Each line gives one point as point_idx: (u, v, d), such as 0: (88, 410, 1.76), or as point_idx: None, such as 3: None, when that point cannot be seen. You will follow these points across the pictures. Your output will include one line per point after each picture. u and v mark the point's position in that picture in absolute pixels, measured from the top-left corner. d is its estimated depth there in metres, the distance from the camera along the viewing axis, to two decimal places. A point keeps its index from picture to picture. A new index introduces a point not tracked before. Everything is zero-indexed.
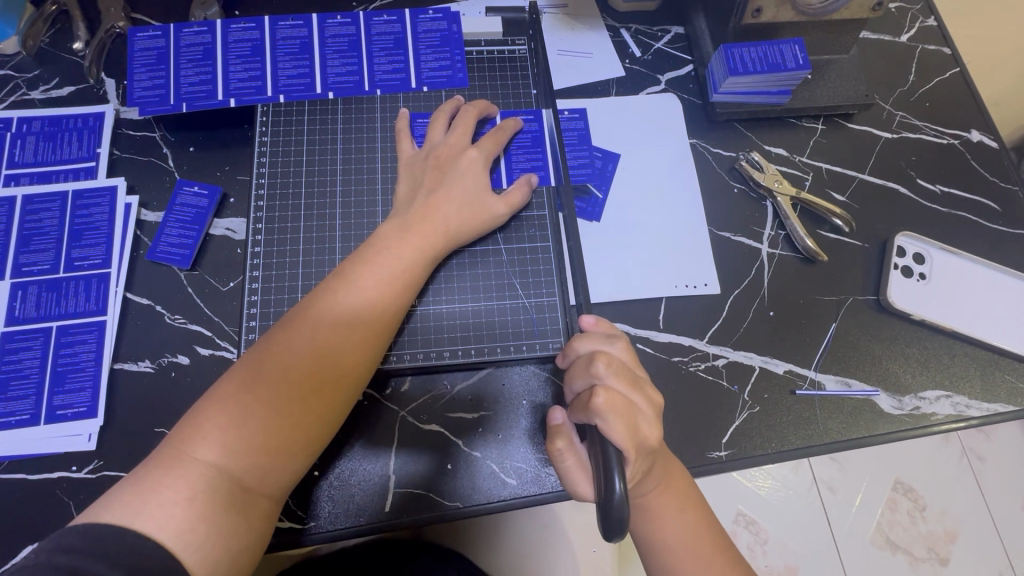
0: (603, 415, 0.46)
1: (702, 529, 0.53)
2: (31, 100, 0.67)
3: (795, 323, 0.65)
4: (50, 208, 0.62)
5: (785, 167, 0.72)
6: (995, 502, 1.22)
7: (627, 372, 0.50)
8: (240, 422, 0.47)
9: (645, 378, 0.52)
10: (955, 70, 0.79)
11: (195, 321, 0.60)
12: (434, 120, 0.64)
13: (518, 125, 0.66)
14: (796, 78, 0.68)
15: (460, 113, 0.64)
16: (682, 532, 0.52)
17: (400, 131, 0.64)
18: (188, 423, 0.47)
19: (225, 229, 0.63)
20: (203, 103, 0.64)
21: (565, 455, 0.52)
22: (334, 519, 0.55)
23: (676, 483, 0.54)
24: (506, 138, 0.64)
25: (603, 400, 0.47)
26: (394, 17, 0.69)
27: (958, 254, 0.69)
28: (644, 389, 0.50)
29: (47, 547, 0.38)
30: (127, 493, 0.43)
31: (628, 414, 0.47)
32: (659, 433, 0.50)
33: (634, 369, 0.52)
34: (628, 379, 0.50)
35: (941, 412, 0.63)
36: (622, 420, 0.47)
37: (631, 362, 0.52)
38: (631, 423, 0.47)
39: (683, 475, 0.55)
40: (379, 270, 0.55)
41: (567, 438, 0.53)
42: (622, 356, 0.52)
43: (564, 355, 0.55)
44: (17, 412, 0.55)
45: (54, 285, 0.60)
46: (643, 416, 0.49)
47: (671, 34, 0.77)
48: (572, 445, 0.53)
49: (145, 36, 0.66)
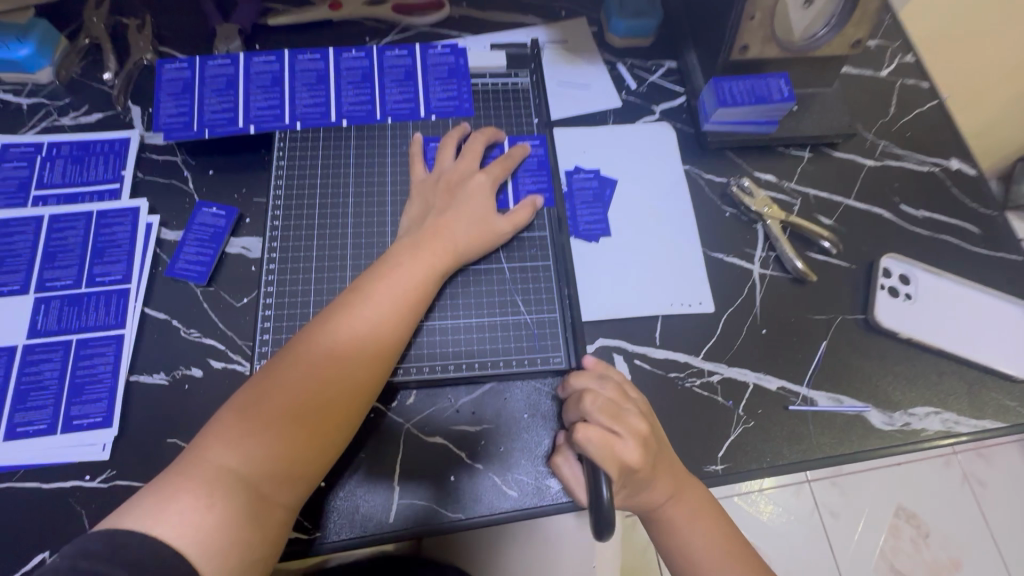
0: (582, 441, 0.51)
1: (720, 535, 0.56)
2: (61, 126, 0.71)
3: (787, 341, 0.67)
4: (75, 226, 0.65)
5: (773, 192, 0.75)
6: (999, 528, 1.21)
7: (612, 406, 0.54)
8: (259, 432, 0.49)
9: (636, 408, 0.56)
10: (934, 102, 0.83)
11: (209, 335, 0.63)
12: (444, 146, 0.68)
13: (526, 150, 0.70)
14: (782, 109, 0.72)
15: (470, 141, 0.68)
16: (701, 541, 0.55)
17: (412, 154, 0.68)
18: (210, 432, 0.49)
19: (241, 247, 0.66)
20: (224, 130, 0.68)
21: (563, 466, 0.58)
22: (339, 530, 0.56)
23: (693, 495, 0.56)
24: (514, 164, 0.68)
25: (583, 433, 0.51)
26: (405, 51, 0.74)
27: (942, 277, 0.71)
28: (627, 421, 0.53)
29: (73, 552, 0.40)
30: (148, 499, 0.45)
31: (606, 444, 0.51)
32: (643, 460, 0.52)
33: (620, 403, 0.55)
34: (612, 412, 0.54)
35: (931, 428, 0.65)
36: (600, 449, 0.50)
37: (618, 398, 0.56)
38: (608, 452, 0.51)
39: (695, 484, 0.57)
40: (392, 287, 0.57)
41: (565, 454, 0.58)
42: (610, 394, 0.56)
43: (562, 389, 0.59)
44: (35, 421, 0.57)
45: (76, 300, 0.62)
46: (625, 442, 0.52)
47: (664, 68, 0.82)
48: (569, 459, 0.58)
49: (172, 67, 0.70)
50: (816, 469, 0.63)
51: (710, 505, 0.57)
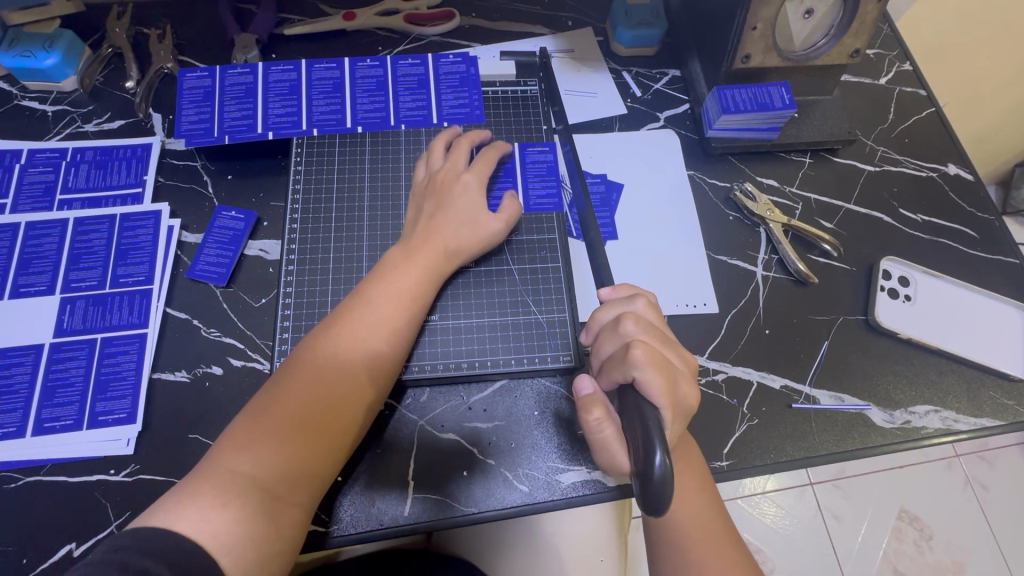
0: (640, 366, 0.49)
1: (711, 512, 0.55)
2: (85, 132, 0.74)
3: (790, 341, 0.69)
4: (99, 229, 0.68)
5: (776, 196, 0.77)
6: (1002, 531, 1.22)
7: (655, 330, 0.54)
8: (272, 435, 0.51)
9: (672, 338, 0.56)
10: (932, 109, 0.86)
11: (229, 334, 0.65)
12: (434, 147, 0.69)
13: (507, 146, 0.71)
14: (784, 116, 0.74)
15: (457, 142, 0.69)
16: (694, 511, 0.54)
17: (420, 158, 0.70)
18: (225, 440, 0.51)
19: (259, 250, 0.69)
20: (243, 136, 0.70)
21: (603, 424, 0.51)
22: (355, 523, 0.58)
23: (690, 467, 0.56)
24: (497, 156, 0.70)
25: (640, 353, 0.49)
26: (418, 60, 0.76)
27: (940, 278, 0.73)
28: (675, 348, 0.54)
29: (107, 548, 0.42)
30: (171, 498, 0.47)
31: (663, 367, 0.50)
32: (696, 392, 0.53)
33: (660, 326, 0.55)
34: (657, 337, 0.53)
35: (931, 426, 0.67)
36: (660, 373, 0.49)
37: (656, 321, 0.56)
38: (668, 376, 0.50)
39: (694, 455, 0.57)
40: (393, 289, 0.59)
41: (604, 407, 0.51)
42: (647, 315, 0.56)
43: (587, 331, 0.58)
44: (61, 417, 0.59)
45: (100, 300, 0.64)
46: (679, 372, 0.52)
47: (668, 76, 0.84)
48: (609, 414, 0.51)
49: (193, 76, 0.72)
50: (819, 465, 0.64)
51: (706, 480, 0.57)
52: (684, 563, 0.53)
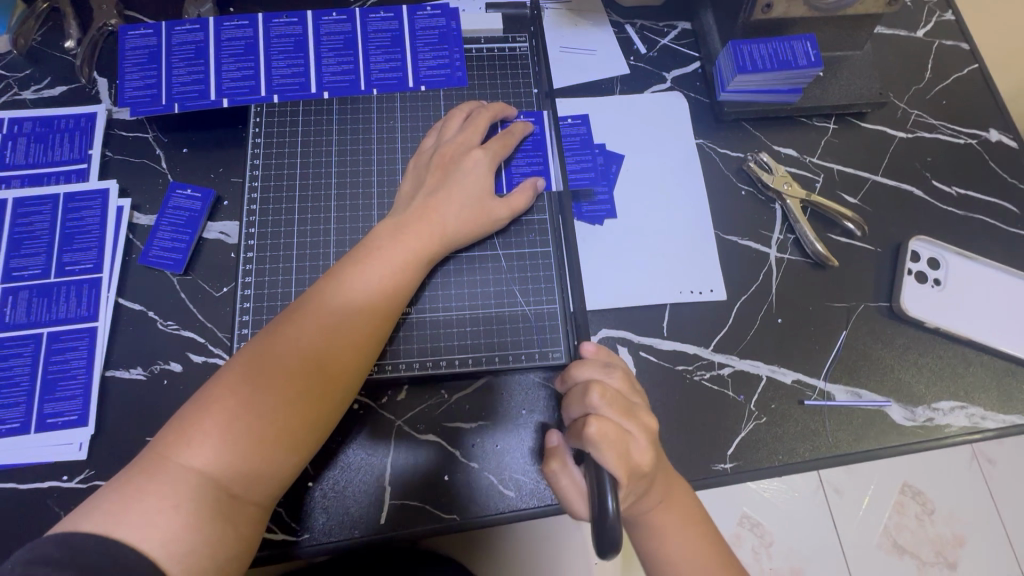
0: (593, 444, 0.44)
1: (704, 543, 0.50)
2: (23, 100, 0.66)
3: (804, 331, 0.63)
4: (41, 211, 0.61)
5: (794, 167, 0.69)
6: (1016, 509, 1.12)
7: (621, 399, 0.48)
8: (227, 425, 0.45)
9: (642, 405, 0.50)
10: (974, 66, 0.76)
11: (188, 327, 0.59)
12: (449, 117, 0.62)
13: (527, 127, 0.63)
14: (807, 76, 0.65)
15: (476, 114, 0.62)
16: (686, 542, 0.50)
17: (435, 127, 0.63)
18: (175, 427, 0.45)
19: (219, 233, 0.62)
20: (194, 104, 0.62)
21: (560, 477, 0.49)
22: (327, 532, 0.54)
23: (679, 498, 0.51)
24: (515, 142, 0.62)
25: (596, 429, 0.45)
26: (391, 14, 0.67)
27: (974, 260, 0.66)
28: (639, 417, 0.48)
29: (29, 556, 0.36)
30: (111, 500, 0.42)
31: (621, 442, 0.45)
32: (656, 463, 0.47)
33: (628, 395, 0.49)
34: (623, 408, 0.47)
35: (955, 424, 0.61)
36: (616, 452, 0.44)
37: (626, 390, 0.50)
38: (627, 454, 0.45)
39: (682, 483, 0.52)
40: (373, 271, 0.53)
41: (562, 459, 0.49)
42: (616, 384, 0.50)
43: (560, 382, 0.53)
44: (6, 420, 0.54)
45: (45, 290, 0.58)
46: (641, 444, 0.46)
47: (677, 30, 0.74)
48: (567, 467, 0.49)
49: (136, 34, 0.64)
50: (830, 467, 0.59)
51: (696, 509, 0.52)
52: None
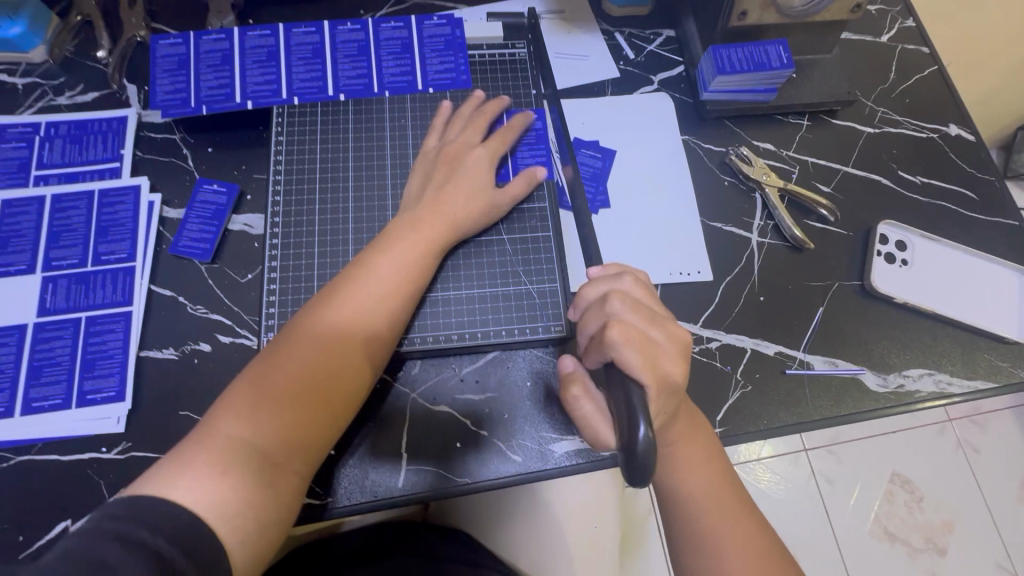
0: (619, 347, 0.48)
1: (723, 482, 0.55)
2: (58, 105, 0.71)
3: (783, 306, 0.69)
4: (78, 206, 0.66)
5: (772, 160, 0.76)
6: (1002, 494, 1.16)
7: (641, 307, 0.52)
8: (269, 403, 0.50)
9: (662, 313, 0.54)
10: (934, 67, 0.83)
11: (216, 310, 0.64)
12: (449, 121, 0.68)
13: (527, 118, 0.69)
14: (781, 76, 0.71)
15: (476, 115, 0.68)
16: (709, 483, 0.54)
17: (434, 124, 0.68)
18: (220, 405, 0.50)
19: (243, 224, 0.67)
20: (221, 106, 0.68)
21: (581, 400, 0.52)
22: (350, 495, 0.58)
23: (699, 437, 0.55)
24: (513, 136, 0.68)
25: (618, 333, 0.49)
26: (401, 23, 0.73)
27: (937, 241, 0.72)
28: (661, 324, 0.52)
29: (99, 516, 0.41)
30: (164, 469, 0.46)
31: (643, 345, 0.49)
32: (682, 368, 0.51)
33: (647, 304, 0.53)
34: (643, 314, 0.52)
35: (925, 389, 0.66)
36: (639, 352, 0.49)
37: (643, 299, 0.54)
38: (649, 356, 0.49)
39: (704, 426, 0.57)
40: (384, 274, 0.57)
41: (582, 384, 0.53)
42: (635, 293, 0.54)
43: (575, 308, 0.56)
44: (49, 397, 0.58)
45: (83, 278, 0.63)
46: (665, 347, 0.51)
47: (663, 37, 0.81)
48: (587, 391, 0.53)
49: (166, 43, 0.69)
50: (811, 430, 0.64)
51: (715, 452, 0.56)
52: (698, 534, 0.52)
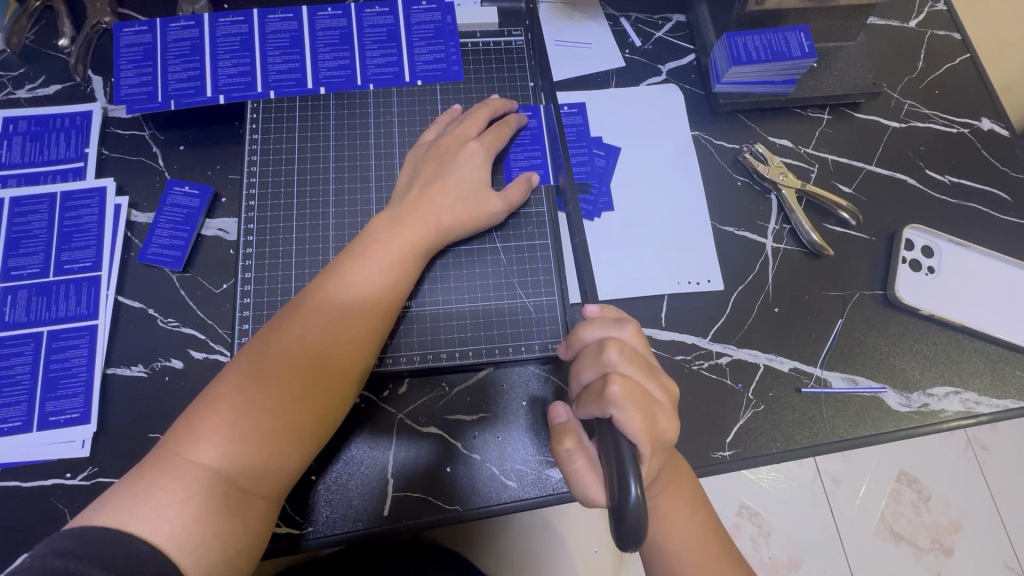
0: (618, 404, 0.44)
1: (708, 532, 0.51)
2: (17, 99, 0.66)
3: (799, 317, 0.64)
4: (39, 210, 0.61)
5: (789, 158, 0.70)
6: (1013, 496, 1.12)
7: (640, 358, 0.48)
8: (234, 421, 0.45)
9: (658, 365, 0.50)
10: (966, 56, 0.77)
11: (189, 323, 0.59)
12: (443, 117, 0.63)
13: (522, 120, 0.63)
14: (801, 67, 0.65)
15: (477, 108, 0.62)
16: (689, 532, 0.50)
17: (437, 120, 0.63)
18: (183, 424, 0.45)
19: (218, 229, 0.62)
20: (191, 101, 0.62)
21: (574, 456, 0.48)
22: (332, 524, 0.54)
23: (684, 485, 0.51)
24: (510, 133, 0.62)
25: (619, 389, 0.44)
26: (386, 8, 0.67)
27: (968, 247, 0.67)
28: (658, 377, 0.48)
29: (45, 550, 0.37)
30: (122, 495, 0.42)
31: (643, 403, 0.45)
32: (676, 425, 0.48)
33: (645, 354, 0.49)
34: (642, 367, 0.47)
35: (950, 409, 0.62)
36: (639, 411, 0.44)
37: (640, 348, 0.50)
38: (648, 414, 0.45)
39: (687, 474, 0.52)
40: (360, 280, 0.52)
41: (575, 437, 0.48)
42: (633, 342, 0.50)
43: (569, 347, 0.52)
44: (8, 419, 0.54)
45: (44, 289, 0.58)
46: (660, 406, 0.47)
47: (672, 22, 0.75)
48: (581, 444, 0.48)
49: (131, 31, 0.64)
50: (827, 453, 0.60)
51: (700, 500, 0.52)
52: None
